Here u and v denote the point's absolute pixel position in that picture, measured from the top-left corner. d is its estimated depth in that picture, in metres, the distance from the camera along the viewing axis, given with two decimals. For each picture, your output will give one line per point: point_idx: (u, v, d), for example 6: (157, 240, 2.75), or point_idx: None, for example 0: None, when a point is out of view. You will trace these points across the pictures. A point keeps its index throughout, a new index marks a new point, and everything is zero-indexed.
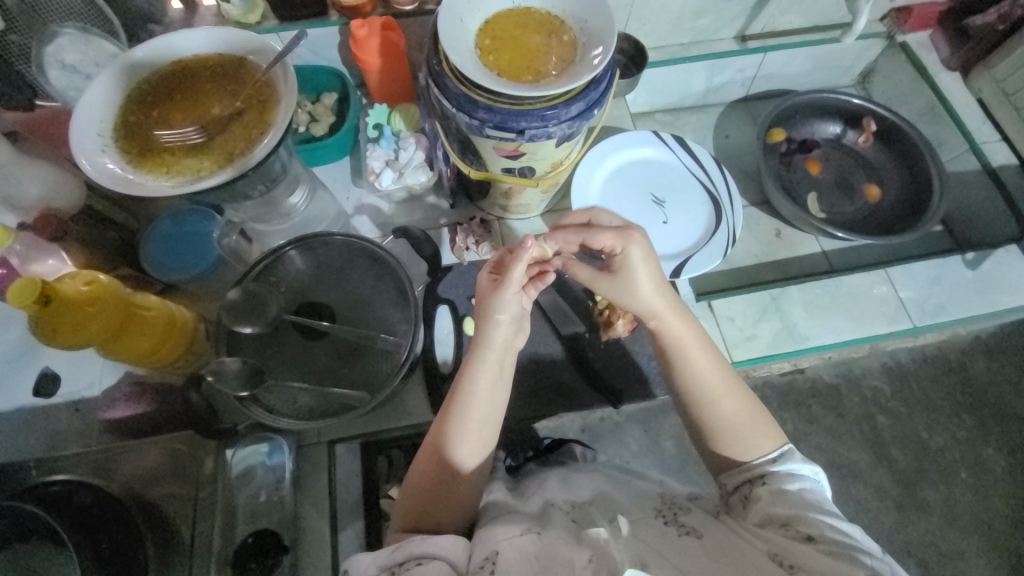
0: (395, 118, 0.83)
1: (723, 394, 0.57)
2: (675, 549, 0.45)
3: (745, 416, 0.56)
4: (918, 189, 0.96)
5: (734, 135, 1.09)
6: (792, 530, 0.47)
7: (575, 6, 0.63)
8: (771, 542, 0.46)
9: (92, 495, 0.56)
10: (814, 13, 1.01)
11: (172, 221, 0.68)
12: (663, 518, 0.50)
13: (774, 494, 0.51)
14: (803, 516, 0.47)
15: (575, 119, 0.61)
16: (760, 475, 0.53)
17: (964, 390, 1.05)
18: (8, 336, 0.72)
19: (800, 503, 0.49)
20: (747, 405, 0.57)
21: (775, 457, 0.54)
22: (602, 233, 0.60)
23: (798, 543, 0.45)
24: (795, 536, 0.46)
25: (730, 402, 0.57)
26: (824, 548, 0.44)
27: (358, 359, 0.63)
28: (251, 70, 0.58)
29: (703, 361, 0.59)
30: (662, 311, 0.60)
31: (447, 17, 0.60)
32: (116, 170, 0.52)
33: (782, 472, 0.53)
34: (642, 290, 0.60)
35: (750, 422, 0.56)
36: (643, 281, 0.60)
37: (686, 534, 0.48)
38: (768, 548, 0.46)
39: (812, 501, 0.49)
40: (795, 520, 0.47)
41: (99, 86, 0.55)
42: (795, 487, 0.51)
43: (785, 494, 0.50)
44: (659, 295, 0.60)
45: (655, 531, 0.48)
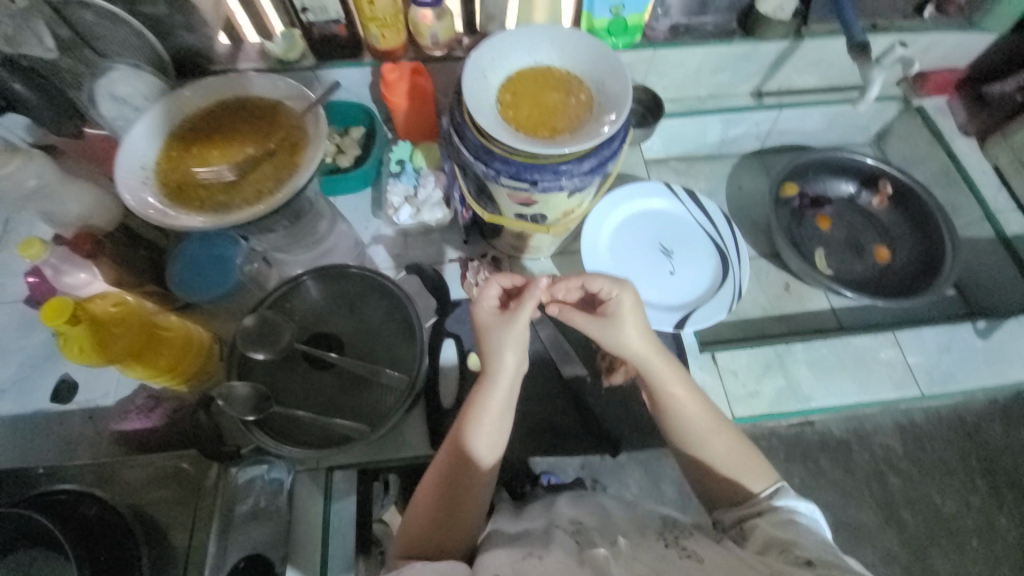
0: (417, 155, 0.87)
1: (714, 437, 0.60)
2: (673, 568, 0.46)
3: (738, 457, 0.59)
4: (931, 253, 0.96)
5: (746, 186, 1.10)
6: (791, 555, 0.46)
7: (593, 68, 0.66)
8: (770, 566, 0.46)
9: (96, 506, 0.58)
10: (829, 74, 1.04)
11: (198, 243, 0.71)
12: (664, 540, 0.51)
13: (776, 524, 0.51)
14: (803, 543, 0.47)
15: (587, 174, 0.63)
16: (760, 511, 0.54)
17: (981, 457, 1.02)
18: (36, 341, 0.76)
19: (802, 534, 0.49)
20: (738, 446, 0.59)
21: (772, 493, 0.55)
22: (600, 278, 0.61)
23: (798, 568, 0.44)
24: (794, 560, 0.45)
25: (720, 444, 0.59)
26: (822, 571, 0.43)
27: (362, 390, 0.65)
28: (286, 114, 0.62)
29: (696, 407, 0.61)
30: (650, 357, 0.61)
31: (472, 73, 0.63)
32: (154, 203, 0.55)
33: (783, 507, 0.53)
34: (631, 335, 0.61)
35: (742, 464, 0.58)
36: (636, 329, 0.61)
37: (685, 556, 0.48)
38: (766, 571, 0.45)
39: (813, 535, 0.49)
40: (794, 547, 0.47)
41: (145, 124, 0.59)
42: (796, 520, 0.51)
43: (787, 526, 0.50)
44: (643, 338, 0.61)
45: (654, 551, 0.49)
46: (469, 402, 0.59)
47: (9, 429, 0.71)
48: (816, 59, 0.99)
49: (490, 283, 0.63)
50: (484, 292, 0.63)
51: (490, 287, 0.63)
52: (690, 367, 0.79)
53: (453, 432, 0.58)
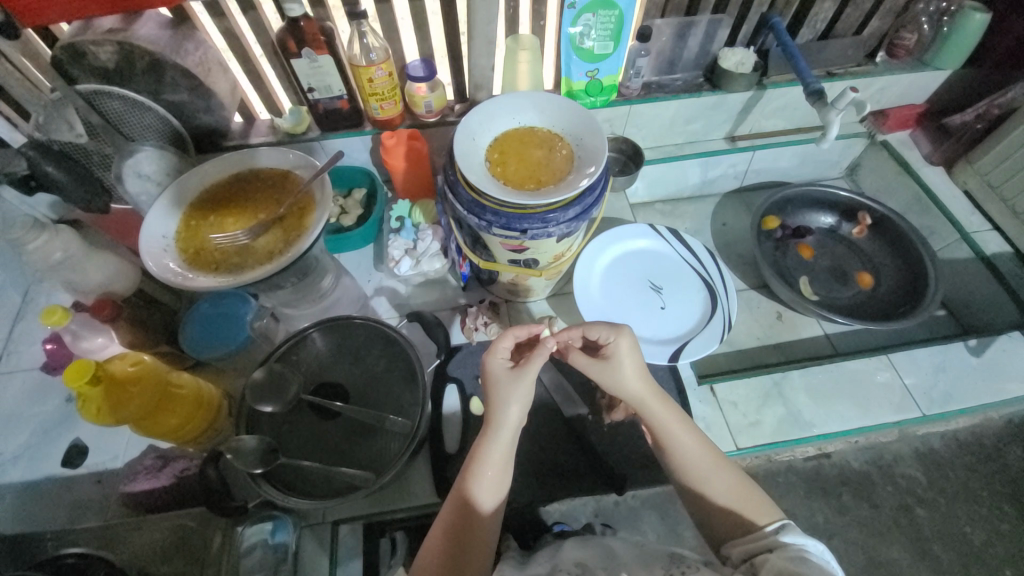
0: (415, 212, 0.93)
1: (712, 475, 0.60)
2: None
3: (738, 494, 0.59)
4: (915, 276, 0.99)
5: (730, 223, 1.16)
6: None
7: (572, 126, 0.73)
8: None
9: (104, 569, 0.57)
10: (794, 118, 1.12)
11: (209, 305, 0.76)
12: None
13: (785, 558, 0.50)
14: None
15: (572, 220, 0.68)
16: (769, 547, 0.53)
17: (1004, 482, 0.99)
18: (50, 406, 0.78)
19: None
20: (738, 486, 0.60)
21: (778, 529, 0.54)
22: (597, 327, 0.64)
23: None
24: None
25: (719, 481, 0.60)
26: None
27: (367, 438, 0.66)
28: (295, 182, 0.69)
29: (695, 446, 0.61)
30: (647, 400, 0.63)
31: (462, 137, 0.70)
32: (173, 268, 0.60)
33: (792, 544, 0.52)
34: (628, 379, 0.63)
35: (745, 502, 0.59)
36: (631, 374, 0.63)
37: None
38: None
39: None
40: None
41: (169, 197, 0.65)
42: (806, 556, 0.49)
43: (798, 562, 0.49)
44: (642, 380, 0.63)
45: None
46: (475, 450, 0.60)
47: (16, 497, 0.71)
48: (780, 104, 1.08)
49: (505, 334, 0.65)
50: (501, 344, 0.64)
51: (505, 338, 0.65)
52: (689, 400, 0.81)
53: (459, 482, 0.59)
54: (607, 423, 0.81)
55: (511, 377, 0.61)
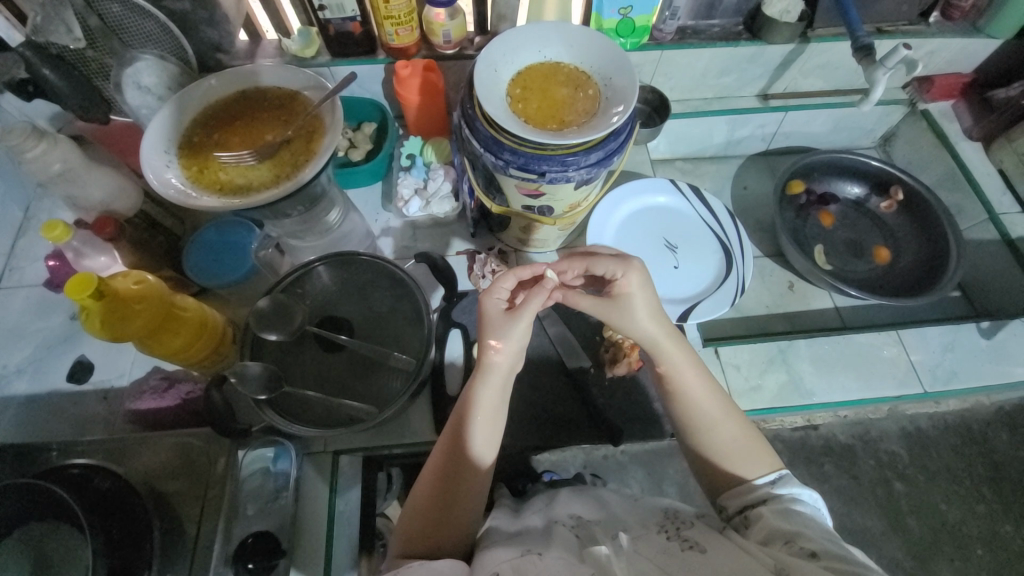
0: (427, 150, 0.89)
1: (720, 423, 0.60)
2: (679, 564, 0.47)
3: (744, 445, 0.59)
4: (936, 254, 0.96)
5: (751, 187, 1.12)
6: (795, 546, 0.47)
7: (602, 64, 0.68)
8: (775, 557, 0.46)
9: (110, 480, 0.59)
10: (834, 78, 1.05)
11: (214, 232, 0.75)
12: (666, 533, 0.52)
13: (778, 513, 0.51)
14: (807, 533, 0.47)
15: (594, 166, 0.65)
16: (763, 499, 0.54)
17: (986, 463, 1.01)
18: (53, 322, 0.78)
19: (804, 524, 0.49)
20: (745, 435, 0.60)
21: (774, 480, 0.55)
22: (603, 260, 0.62)
23: (800, 559, 0.45)
24: (798, 552, 0.46)
25: (727, 430, 0.60)
26: (828, 564, 0.43)
27: (370, 373, 0.66)
28: (304, 103, 0.65)
29: (705, 393, 0.61)
30: (665, 341, 0.62)
31: (483, 67, 0.65)
32: (176, 185, 0.57)
33: (785, 495, 0.53)
34: (643, 317, 0.61)
35: (750, 449, 0.59)
36: (646, 312, 0.62)
37: (688, 547, 0.49)
38: (772, 563, 0.45)
39: (815, 524, 0.49)
40: (798, 537, 0.47)
41: (171, 109, 0.61)
42: (796, 509, 0.51)
43: (788, 515, 0.50)
44: (655, 321, 0.62)
45: (658, 546, 0.50)
46: (465, 394, 0.60)
47: (24, 407, 0.73)
48: (822, 61, 1.00)
49: (506, 273, 0.63)
50: (497, 284, 0.63)
51: (506, 278, 0.63)
52: None
53: (452, 421, 0.59)
54: (608, 376, 0.81)
55: (504, 318, 0.60)
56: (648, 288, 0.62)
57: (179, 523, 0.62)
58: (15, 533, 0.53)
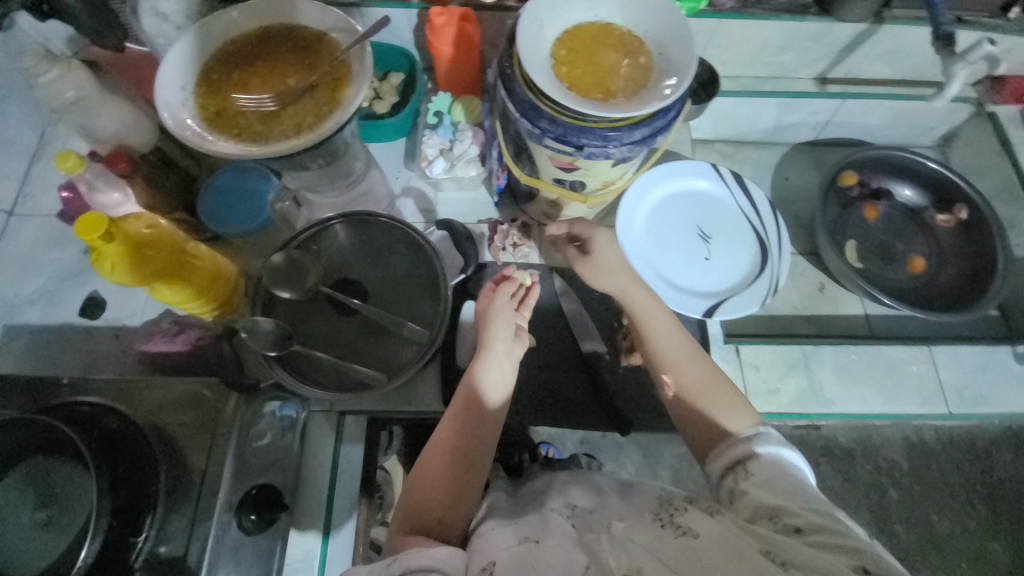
0: (456, 108, 0.83)
1: (696, 382, 0.61)
2: (676, 553, 0.43)
3: (722, 399, 0.58)
4: (980, 269, 0.91)
5: (793, 178, 1.05)
6: (779, 522, 0.45)
7: (658, 29, 0.62)
8: (759, 536, 0.44)
9: (119, 421, 0.58)
10: (903, 66, 0.96)
11: (231, 176, 0.71)
12: (660, 520, 0.48)
13: (761, 479, 0.49)
14: (790, 506, 0.45)
15: (637, 144, 0.60)
16: (742, 456, 0.52)
17: (986, 482, 1.00)
18: (66, 254, 0.77)
19: (789, 494, 0.47)
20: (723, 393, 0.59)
21: (752, 433, 0.53)
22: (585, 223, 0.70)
23: (786, 536, 0.43)
24: (782, 528, 0.44)
25: (694, 376, 0.61)
26: (813, 540, 0.42)
27: (381, 339, 0.65)
28: (331, 46, 0.59)
29: (680, 352, 0.63)
30: (630, 295, 0.68)
31: (528, 22, 0.60)
32: (192, 126, 0.54)
33: (764, 452, 0.51)
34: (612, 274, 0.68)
35: (727, 407, 0.58)
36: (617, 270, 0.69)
37: (681, 534, 0.46)
38: (757, 543, 0.43)
39: (799, 489, 0.47)
40: (782, 513, 0.45)
41: (190, 42, 0.57)
42: (777, 469, 0.49)
43: (772, 479, 0.48)
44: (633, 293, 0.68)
45: (652, 534, 0.47)
46: (469, 374, 0.62)
47: (35, 336, 0.73)
48: (891, 47, 0.92)
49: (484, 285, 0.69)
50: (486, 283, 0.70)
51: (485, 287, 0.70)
52: (712, 356, 0.78)
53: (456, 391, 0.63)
54: (623, 364, 0.79)
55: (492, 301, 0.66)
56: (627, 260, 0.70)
57: (185, 463, 0.60)
58: (21, 464, 0.53)
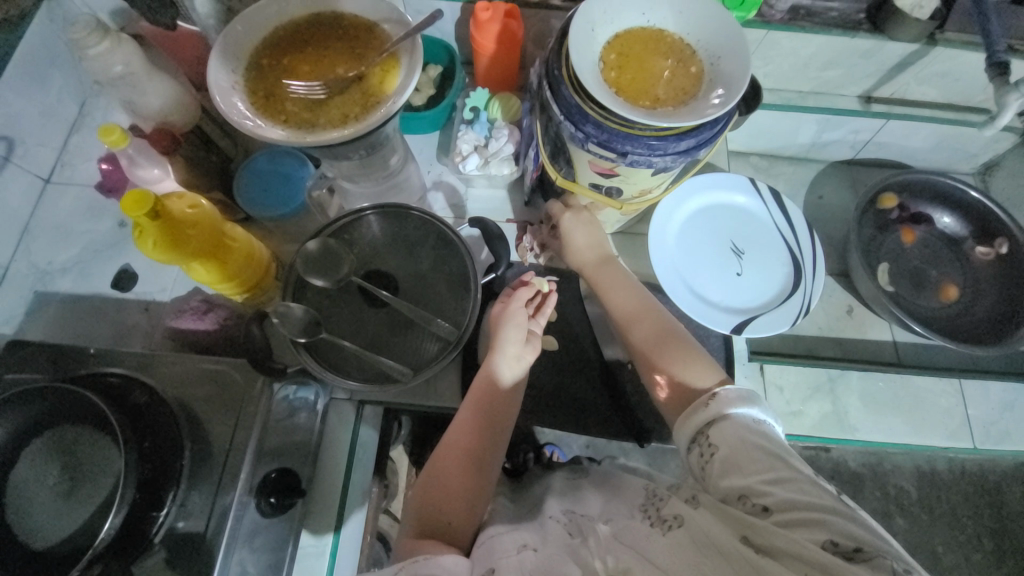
0: (493, 105, 0.82)
1: (674, 359, 0.60)
2: (664, 550, 0.46)
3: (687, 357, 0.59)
4: (1016, 303, 0.89)
5: (828, 197, 1.03)
6: (749, 502, 0.45)
7: (712, 39, 0.60)
8: (733, 520, 0.45)
9: (147, 396, 0.59)
10: (953, 90, 0.93)
11: (267, 160, 0.72)
12: (648, 518, 0.50)
13: (731, 448, 0.48)
14: (758, 484, 0.45)
15: (681, 154, 0.59)
16: (709, 420, 0.51)
17: (997, 519, 0.98)
18: (101, 226, 0.78)
19: (752, 457, 0.46)
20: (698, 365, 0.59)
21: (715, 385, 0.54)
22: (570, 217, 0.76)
23: (756, 517, 0.44)
24: (753, 510, 0.45)
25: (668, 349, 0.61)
26: (782, 519, 0.42)
27: (409, 333, 0.65)
28: (381, 37, 0.59)
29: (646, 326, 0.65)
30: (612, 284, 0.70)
31: (580, 24, 0.59)
32: (241, 110, 0.54)
33: (732, 416, 0.50)
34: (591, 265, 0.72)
35: (699, 377, 0.57)
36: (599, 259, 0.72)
37: (668, 527, 0.48)
38: (733, 531, 0.44)
39: (760, 448, 0.47)
40: (751, 490, 0.45)
41: (241, 25, 0.57)
42: (746, 435, 0.48)
43: (741, 448, 0.48)
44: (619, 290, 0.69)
45: (640, 534, 0.48)
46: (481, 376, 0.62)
47: (67, 305, 0.74)
48: (943, 70, 0.89)
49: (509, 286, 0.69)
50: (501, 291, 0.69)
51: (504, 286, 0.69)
52: (737, 374, 0.76)
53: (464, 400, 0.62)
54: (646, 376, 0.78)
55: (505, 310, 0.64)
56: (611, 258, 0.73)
57: (208, 442, 0.60)
58: (48, 432, 0.54)
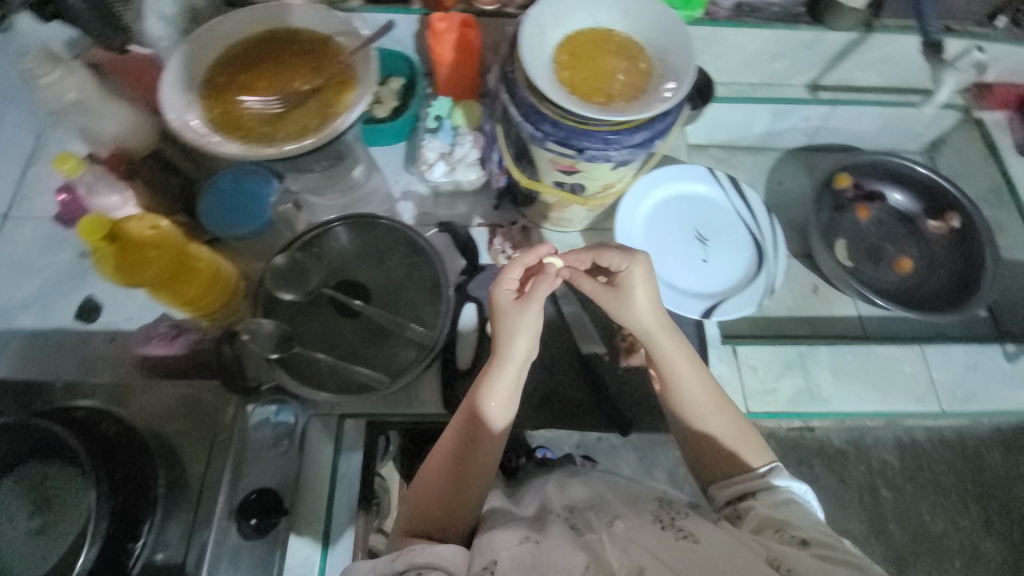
0: (456, 113, 0.84)
1: (714, 414, 0.60)
2: (675, 554, 0.45)
3: (739, 434, 0.59)
4: (970, 270, 0.93)
5: (787, 182, 1.07)
6: (785, 534, 0.48)
7: (658, 36, 0.63)
8: (765, 545, 0.46)
9: (116, 426, 0.58)
10: (892, 74, 0.99)
11: (230, 179, 0.71)
12: (660, 522, 0.50)
13: (771, 505, 0.52)
14: (797, 524, 0.48)
15: (637, 147, 0.61)
16: (754, 490, 0.54)
17: (978, 481, 1.01)
18: (62, 259, 0.76)
19: (793, 512, 0.50)
20: (736, 426, 0.60)
21: (767, 470, 0.56)
22: (610, 252, 0.62)
23: (792, 547, 0.46)
24: (790, 540, 0.47)
25: (720, 422, 0.60)
26: (818, 551, 0.44)
27: (382, 341, 0.65)
28: (336, 49, 0.60)
29: (697, 385, 0.61)
30: (659, 334, 0.62)
31: (530, 27, 0.61)
32: (195, 127, 0.54)
33: (780, 487, 0.54)
34: (640, 311, 0.61)
35: (740, 441, 0.59)
36: (648, 304, 0.62)
37: (682, 536, 0.48)
38: (763, 552, 0.45)
39: (803, 513, 0.50)
40: (787, 525, 0.48)
41: (194, 43, 0.57)
42: (789, 501, 0.52)
43: (782, 506, 0.51)
44: (652, 310, 0.62)
45: (652, 535, 0.48)
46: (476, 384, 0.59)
47: (30, 341, 0.72)
48: (882, 56, 0.94)
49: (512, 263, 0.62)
50: (507, 272, 0.62)
51: (512, 266, 0.62)
52: (711, 358, 0.78)
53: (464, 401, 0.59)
54: (622, 366, 0.80)
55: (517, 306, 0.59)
56: (650, 281, 0.62)
57: (183, 467, 0.58)
58: (13, 472, 0.52)
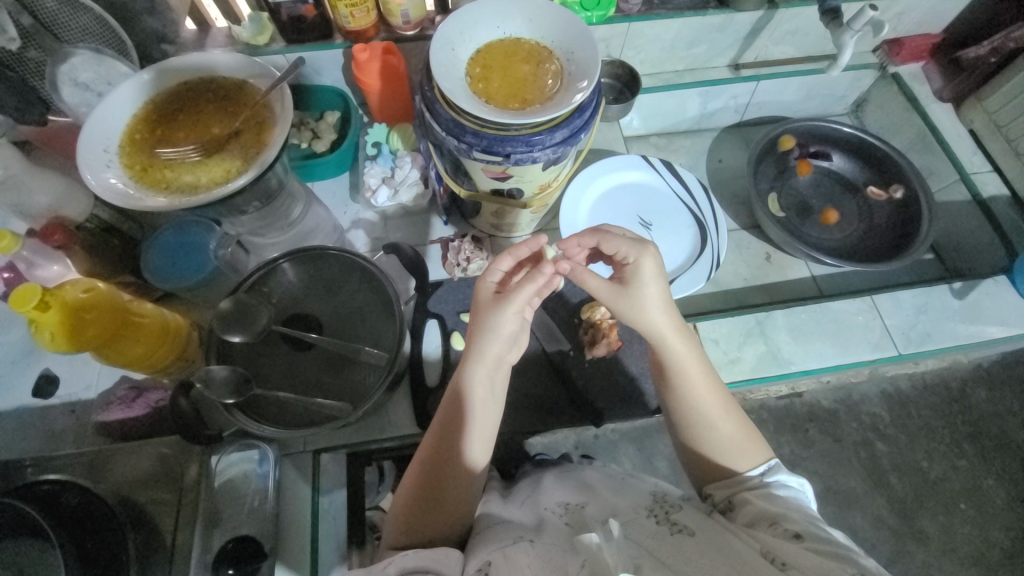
0: (393, 137, 0.86)
1: (719, 418, 0.60)
2: (668, 547, 0.46)
3: (739, 440, 0.59)
4: (909, 217, 0.97)
5: (727, 159, 1.11)
6: (779, 527, 0.48)
7: (563, 38, 0.66)
8: (761, 541, 0.47)
9: (81, 495, 0.55)
10: (806, 44, 1.03)
11: (173, 232, 0.71)
12: (655, 516, 0.51)
13: (763, 498, 0.53)
14: (791, 516, 0.49)
15: (560, 145, 0.63)
16: (749, 487, 0.55)
17: (966, 420, 1.03)
18: (14, 336, 0.74)
19: (787, 507, 0.51)
20: (742, 429, 0.60)
21: (763, 470, 0.56)
22: (615, 239, 0.61)
23: (787, 542, 0.46)
24: (783, 533, 0.48)
25: (724, 424, 0.60)
26: (811, 545, 0.45)
27: (343, 369, 0.65)
28: (252, 92, 0.65)
29: (702, 386, 0.61)
30: (674, 337, 0.61)
31: (439, 47, 0.63)
32: (118, 186, 0.57)
33: (770, 483, 0.55)
34: (651, 312, 0.60)
35: (746, 442, 0.59)
36: (662, 305, 0.61)
37: (677, 530, 0.48)
38: (758, 546, 0.47)
39: (800, 508, 0.51)
40: (782, 519, 0.49)
41: (111, 106, 0.61)
42: (777, 494, 0.53)
43: (772, 500, 0.52)
44: (666, 312, 0.61)
45: (647, 530, 0.49)
46: (456, 381, 0.59)
47: None
48: (791, 28, 0.99)
49: (503, 255, 0.62)
50: (495, 266, 0.61)
51: (503, 260, 0.62)
52: None
53: (447, 408, 0.59)
54: (589, 357, 0.81)
55: (496, 305, 0.58)
56: (660, 278, 0.61)
57: (155, 530, 0.59)
58: None
